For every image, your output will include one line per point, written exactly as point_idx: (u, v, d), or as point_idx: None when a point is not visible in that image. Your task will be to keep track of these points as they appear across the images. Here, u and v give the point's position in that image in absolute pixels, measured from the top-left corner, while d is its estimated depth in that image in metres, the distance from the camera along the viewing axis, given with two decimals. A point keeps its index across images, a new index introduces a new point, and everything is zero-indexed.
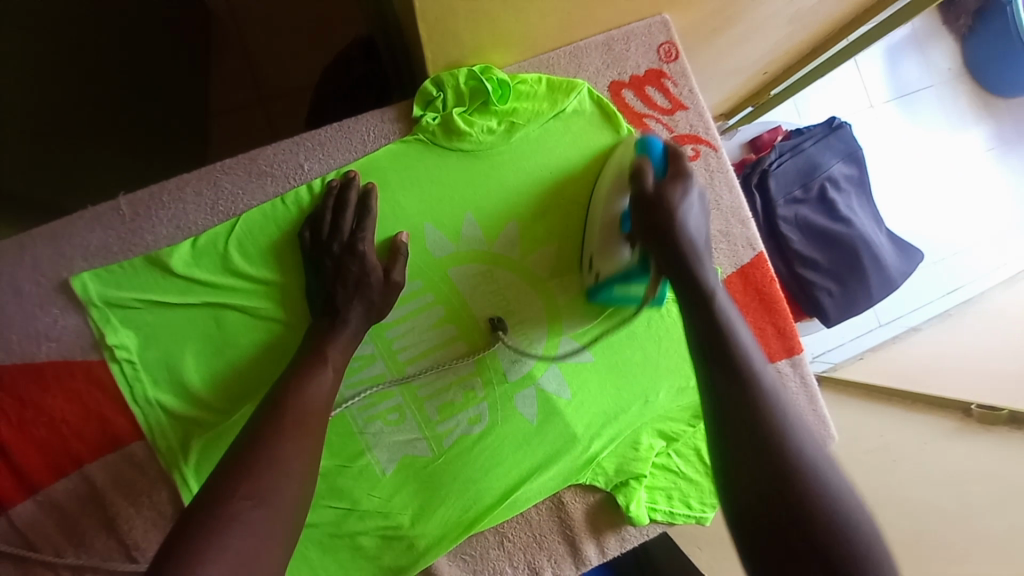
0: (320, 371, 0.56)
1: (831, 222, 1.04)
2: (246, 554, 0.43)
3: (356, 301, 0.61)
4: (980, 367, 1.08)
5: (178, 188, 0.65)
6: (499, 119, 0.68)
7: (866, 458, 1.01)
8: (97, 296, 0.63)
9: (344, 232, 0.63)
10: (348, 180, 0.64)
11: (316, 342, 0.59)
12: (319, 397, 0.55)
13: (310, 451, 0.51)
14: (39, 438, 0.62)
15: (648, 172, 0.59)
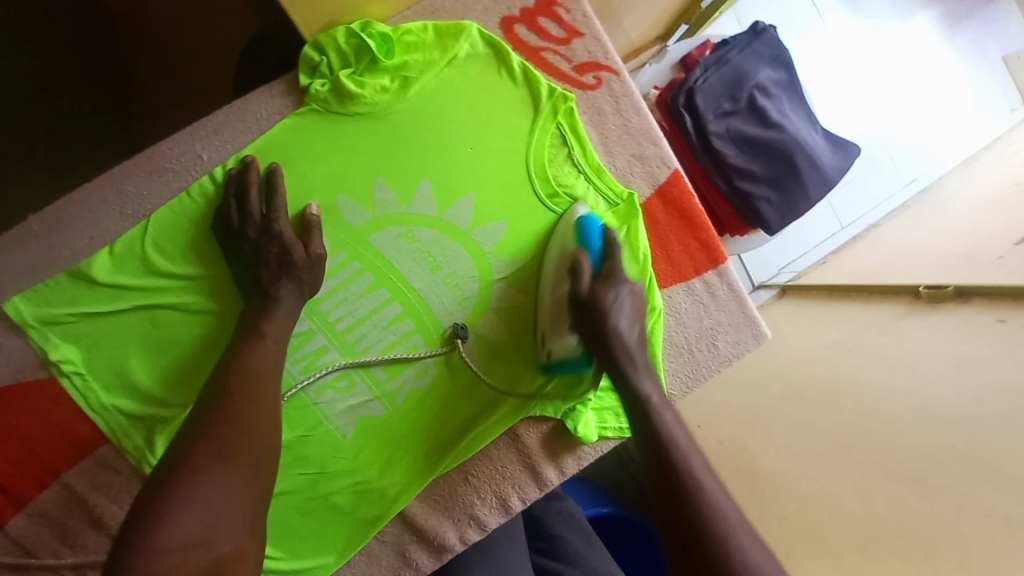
0: (258, 346, 0.60)
1: (764, 130, 1.04)
2: (212, 504, 0.48)
3: (284, 279, 0.64)
4: (929, 253, 1.15)
5: (84, 199, 0.65)
6: (391, 76, 0.67)
7: (827, 354, 1.02)
8: (32, 317, 0.64)
9: (255, 215, 0.64)
10: (247, 165, 0.64)
11: (253, 321, 0.62)
12: (268, 370, 0.60)
13: (266, 419, 0.57)
14: (12, 457, 0.65)
15: (583, 275, 0.67)
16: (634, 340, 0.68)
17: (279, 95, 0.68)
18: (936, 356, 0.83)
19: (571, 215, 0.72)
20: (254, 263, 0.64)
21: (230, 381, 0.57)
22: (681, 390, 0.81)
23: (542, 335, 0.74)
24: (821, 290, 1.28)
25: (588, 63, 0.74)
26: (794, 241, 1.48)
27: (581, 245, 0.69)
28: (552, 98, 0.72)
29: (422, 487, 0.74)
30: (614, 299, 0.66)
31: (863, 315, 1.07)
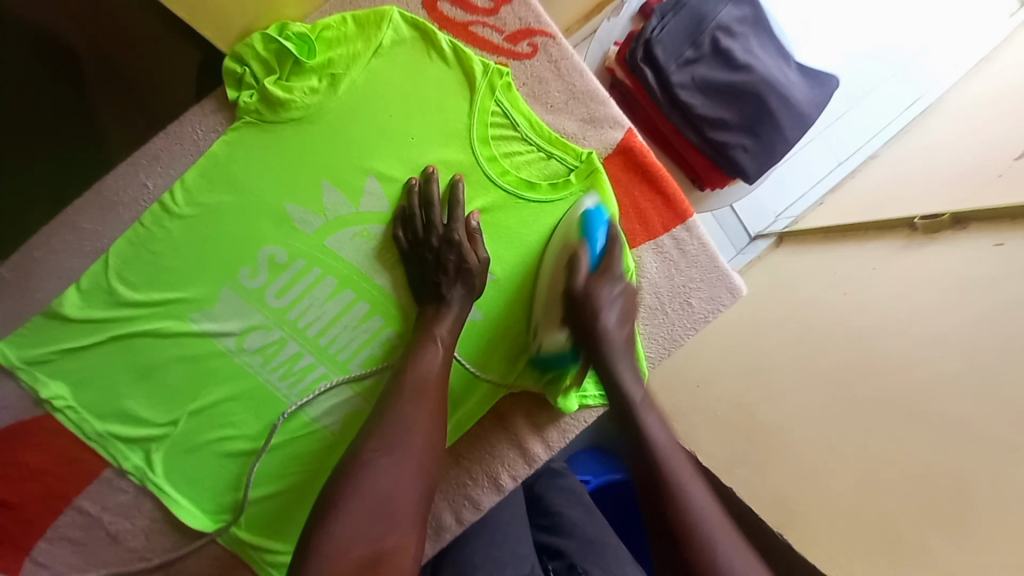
0: (431, 348, 0.66)
1: (731, 74, 0.99)
2: (379, 492, 0.55)
3: (458, 284, 0.69)
4: (934, 176, 1.06)
5: (43, 243, 0.67)
6: (318, 76, 0.66)
7: (822, 295, 0.98)
8: (18, 359, 0.67)
9: (439, 225, 0.69)
10: (429, 175, 0.69)
11: (425, 323, 0.68)
12: (432, 368, 0.65)
13: (428, 411, 0.62)
14: (24, 491, 0.70)
15: (580, 269, 0.69)
16: (622, 335, 0.70)
17: (211, 112, 0.68)
18: (931, 282, 0.81)
19: (579, 206, 0.72)
20: (437, 270, 0.69)
21: (404, 382, 0.64)
22: (660, 350, 0.81)
23: (533, 327, 0.76)
24: (816, 233, 1.23)
25: (520, 32, 0.71)
26: (788, 185, 1.41)
27: (584, 237, 0.70)
28: (487, 74, 0.70)
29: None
30: (610, 294, 0.69)
31: (855, 255, 1.01)
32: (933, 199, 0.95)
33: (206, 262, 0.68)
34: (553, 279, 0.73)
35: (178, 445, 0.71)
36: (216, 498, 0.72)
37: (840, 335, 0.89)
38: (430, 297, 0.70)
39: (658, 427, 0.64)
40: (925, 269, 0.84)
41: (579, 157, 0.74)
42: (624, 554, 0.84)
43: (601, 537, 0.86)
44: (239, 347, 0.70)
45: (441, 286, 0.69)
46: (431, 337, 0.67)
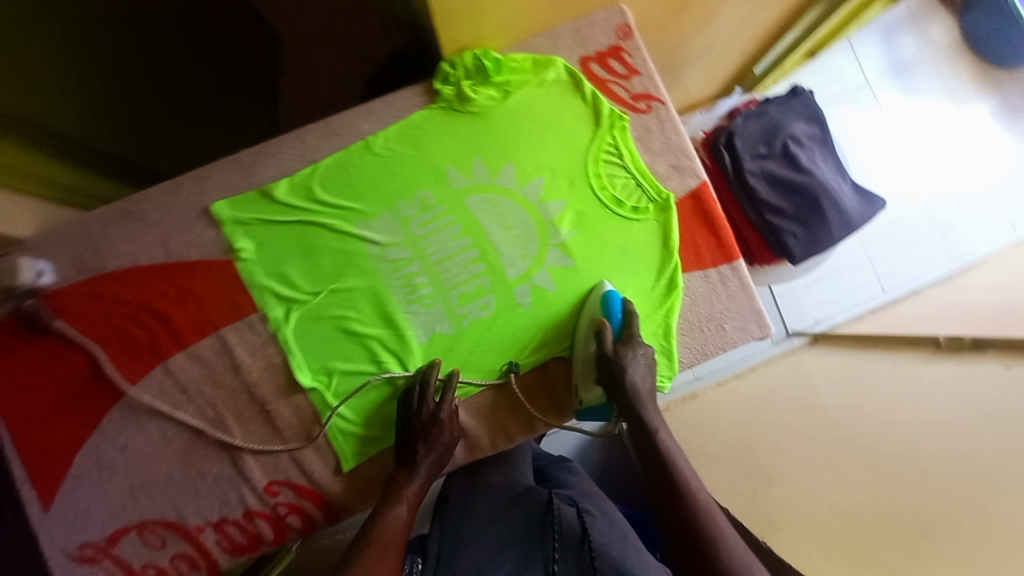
0: (398, 508, 0.84)
1: (795, 173, 1.22)
2: None
3: (426, 457, 0.87)
4: (970, 312, 1.22)
5: (278, 145, 0.95)
6: (497, 88, 0.95)
7: (848, 390, 1.16)
8: (229, 216, 0.93)
9: (429, 408, 0.86)
10: (431, 369, 0.88)
11: (395, 485, 0.86)
12: (397, 524, 0.83)
13: (388, 567, 0.79)
14: (191, 310, 0.93)
15: (607, 338, 0.85)
16: (646, 390, 0.85)
17: (418, 92, 0.97)
18: (946, 401, 0.99)
19: (600, 289, 0.92)
20: (418, 437, 0.86)
21: (370, 543, 0.80)
22: (691, 361, 0.96)
23: (575, 387, 0.93)
24: (850, 339, 1.42)
25: (641, 95, 0.98)
26: (831, 300, 1.59)
27: (605, 314, 0.88)
28: (612, 117, 0.96)
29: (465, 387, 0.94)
30: (632, 354, 0.85)
31: (885, 359, 1.17)
32: (964, 326, 1.12)
33: (380, 189, 0.94)
34: (584, 347, 0.92)
35: (309, 312, 0.93)
36: (320, 361, 0.93)
37: (855, 413, 1.06)
38: (400, 483, 0.86)
39: (668, 438, 0.83)
40: (939, 388, 1.02)
41: (661, 192, 0.95)
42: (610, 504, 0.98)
43: (593, 488, 1.01)
44: (379, 253, 0.94)
45: (416, 455, 0.86)
46: (399, 498, 0.85)
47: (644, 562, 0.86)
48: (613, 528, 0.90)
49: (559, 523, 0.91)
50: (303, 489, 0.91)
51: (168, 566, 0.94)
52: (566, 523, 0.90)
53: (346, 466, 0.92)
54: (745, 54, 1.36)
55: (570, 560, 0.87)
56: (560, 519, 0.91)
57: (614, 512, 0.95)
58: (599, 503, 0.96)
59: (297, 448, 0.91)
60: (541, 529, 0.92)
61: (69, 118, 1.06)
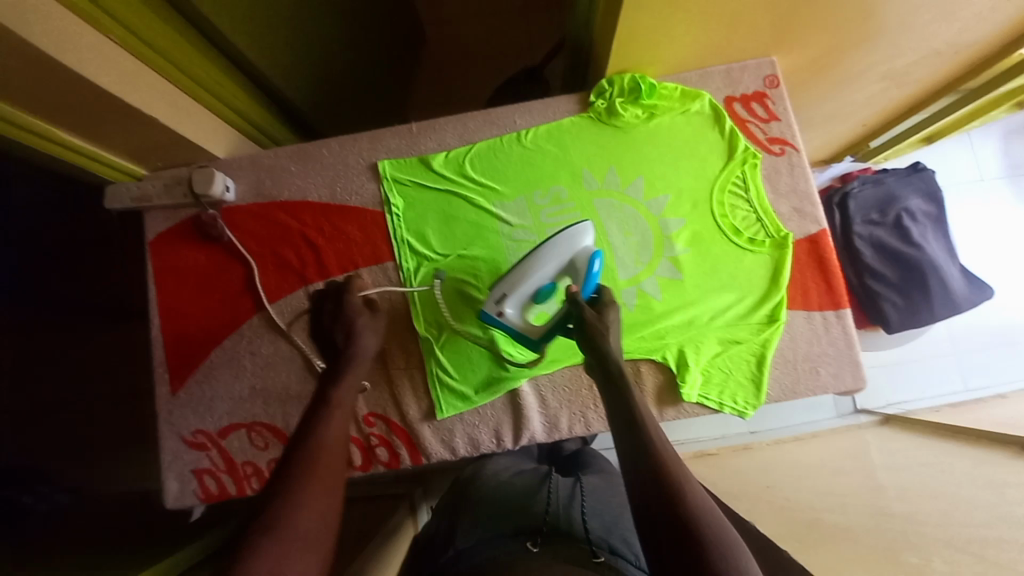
0: (328, 413, 0.73)
1: (905, 245, 1.23)
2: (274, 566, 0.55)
3: (332, 348, 0.87)
4: None
5: (442, 124, 1.09)
6: (644, 110, 1.05)
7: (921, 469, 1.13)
8: (389, 175, 1.08)
9: (326, 306, 0.91)
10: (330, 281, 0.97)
11: (328, 383, 0.78)
12: (332, 430, 0.71)
13: (322, 489, 0.63)
14: (339, 247, 1.07)
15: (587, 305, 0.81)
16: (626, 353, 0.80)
17: (572, 101, 1.08)
18: None
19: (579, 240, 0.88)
20: (341, 330, 0.87)
21: (300, 447, 0.68)
22: (778, 395, 0.98)
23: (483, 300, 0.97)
24: (925, 425, 1.38)
25: (777, 139, 1.04)
26: (906, 384, 1.58)
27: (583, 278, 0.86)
28: (744, 153, 1.02)
29: (558, 368, 1.00)
30: (614, 317, 0.81)
31: (963, 453, 1.16)
32: None
33: (521, 177, 1.06)
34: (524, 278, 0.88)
35: (436, 270, 1.04)
36: (435, 315, 1.03)
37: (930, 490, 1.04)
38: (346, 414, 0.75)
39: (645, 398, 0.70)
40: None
41: (779, 230, 1.00)
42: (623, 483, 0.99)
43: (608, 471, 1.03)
44: (508, 232, 1.04)
45: (335, 345, 0.86)
46: (331, 404, 0.74)
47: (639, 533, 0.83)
48: (608, 502, 0.88)
49: (554, 488, 0.90)
50: (396, 426, 1.01)
51: (263, 467, 1.06)
52: (562, 489, 0.90)
53: (439, 415, 1.00)
54: (869, 126, 1.41)
55: (562, 514, 0.81)
56: (555, 485, 0.91)
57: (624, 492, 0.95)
58: (602, 482, 0.95)
59: (398, 385, 1.02)
60: (535, 492, 0.90)
61: (285, 79, 1.26)
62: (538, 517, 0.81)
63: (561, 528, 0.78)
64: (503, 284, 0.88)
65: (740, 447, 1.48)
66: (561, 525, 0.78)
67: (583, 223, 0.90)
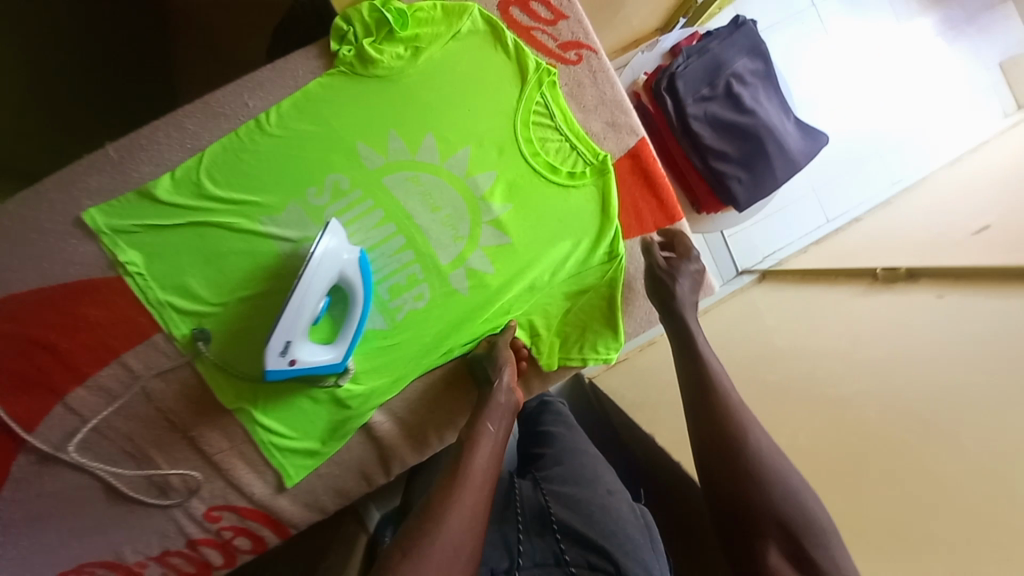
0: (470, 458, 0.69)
1: (739, 115, 1.16)
2: None
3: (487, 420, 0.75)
4: (904, 240, 1.25)
5: (152, 133, 0.80)
6: (405, 46, 0.81)
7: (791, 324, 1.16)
8: (104, 225, 0.79)
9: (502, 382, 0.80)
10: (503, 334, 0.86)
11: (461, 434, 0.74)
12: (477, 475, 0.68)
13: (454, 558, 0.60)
14: (83, 338, 0.81)
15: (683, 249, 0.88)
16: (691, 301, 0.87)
17: (313, 56, 0.82)
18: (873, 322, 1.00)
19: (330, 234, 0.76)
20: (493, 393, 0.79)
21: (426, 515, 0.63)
22: (635, 330, 0.95)
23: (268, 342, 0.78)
24: (795, 274, 1.43)
25: (570, 43, 0.87)
26: (777, 233, 1.63)
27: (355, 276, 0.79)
28: (538, 71, 0.85)
29: (407, 383, 0.88)
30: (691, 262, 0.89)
31: (829, 294, 1.20)
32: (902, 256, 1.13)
33: (283, 175, 0.81)
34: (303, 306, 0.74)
35: (218, 325, 0.82)
36: (242, 379, 0.83)
37: (800, 352, 1.05)
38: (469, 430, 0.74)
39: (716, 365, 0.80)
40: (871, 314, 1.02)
41: (597, 154, 0.88)
42: (592, 458, 0.97)
43: (571, 447, 1.00)
44: (292, 250, 0.83)
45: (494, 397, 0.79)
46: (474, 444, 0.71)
47: (613, 522, 0.84)
48: (582, 479, 0.91)
49: (522, 505, 0.91)
50: (246, 512, 0.87)
51: None
52: (530, 501, 0.91)
53: (290, 482, 0.87)
54: None
55: (536, 540, 0.85)
56: (522, 499, 0.92)
57: (600, 474, 0.93)
58: (569, 468, 0.94)
59: (232, 468, 0.85)
60: (501, 512, 0.92)
61: None
62: (511, 554, 0.84)
63: (539, 558, 0.83)
64: (281, 331, 0.73)
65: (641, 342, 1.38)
66: (539, 557, 0.83)
67: (334, 221, 0.77)
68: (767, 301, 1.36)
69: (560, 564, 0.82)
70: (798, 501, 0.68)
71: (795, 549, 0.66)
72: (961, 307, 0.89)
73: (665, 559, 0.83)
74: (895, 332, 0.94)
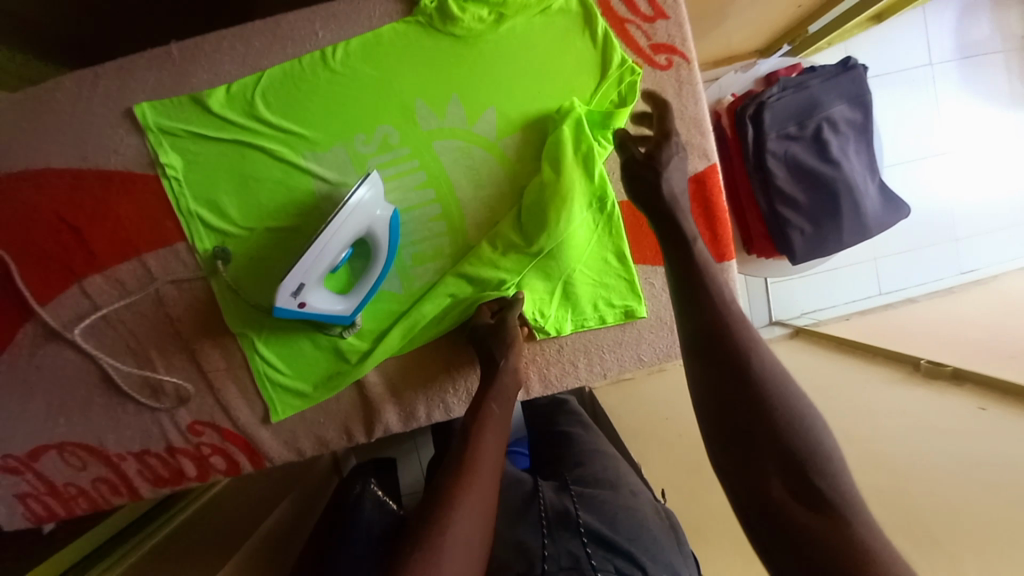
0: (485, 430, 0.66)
1: (820, 163, 1.08)
2: None
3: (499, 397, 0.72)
4: (959, 335, 1.15)
5: (217, 42, 0.78)
6: (490, 10, 0.77)
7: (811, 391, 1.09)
8: (153, 123, 0.79)
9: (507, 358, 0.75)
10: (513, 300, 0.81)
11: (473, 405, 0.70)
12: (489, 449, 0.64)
13: (478, 526, 0.57)
14: (110, 229, 0.82)
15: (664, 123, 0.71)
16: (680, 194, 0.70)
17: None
18: (902, 417, 0.91)
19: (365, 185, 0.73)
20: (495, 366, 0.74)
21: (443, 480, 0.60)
22: (651, 359, 0.90)
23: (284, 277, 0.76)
24: (830, 339, 1.35)
25: (663, 46, 0.79)
26: (822, 291, 1.55)
27: (383, 232, 0.77)
28: (621, 68, 0.78)
29: (408, 351, 0.87)
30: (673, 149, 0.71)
31: (860, 372, 1.13)
32: (952, 352, 1.04)
33: (336, 115, 0.79)
34: (323, 252, 0.72)
35: (240, 247, 0.82)
36: (250, 306, 0.83)
37: None
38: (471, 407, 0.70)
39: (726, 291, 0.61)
40: (902, 406, 0.94)
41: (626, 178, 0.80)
42: (615, 462, 0.94)
43: (592, 450, 0.98)
44: (327, 193, 0.81)
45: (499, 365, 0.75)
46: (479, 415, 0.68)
47: (640, 530, 0.79)
48: (608, 482, 0.89)
49: (546, 506, 0.83)
50: (227, 434, 0.88)
51: (89, 487, 0.93)
52: (556, 504, 0.83)
53: (274, 417, 0.87)
54: (803, 8, 1.14)
55: (563, 542, 0.77)
56: (546, 501, 0.84)
57: (622, 478, 0.90)
58: (594, 472, 0.91)
59: (222, 390, 0.86)
60: (519, 508, 0.84)
61: None
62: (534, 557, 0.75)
63: (565, 561, 0.75)
64: (297, 273, 0.72)
65: (653, 367, 1.33)
66: (565, 561, 0.75)
67: (374, 173, 0.75)
68: (795, 360, 1.29)
69: (586, 567, 0.73)
70: (823, 445, 0.51)
71: (802, 484, 0.50)
72: (1002, 427, 0.81)
73: (692, 560, 0.80)
74: (922, 432, 0.86)
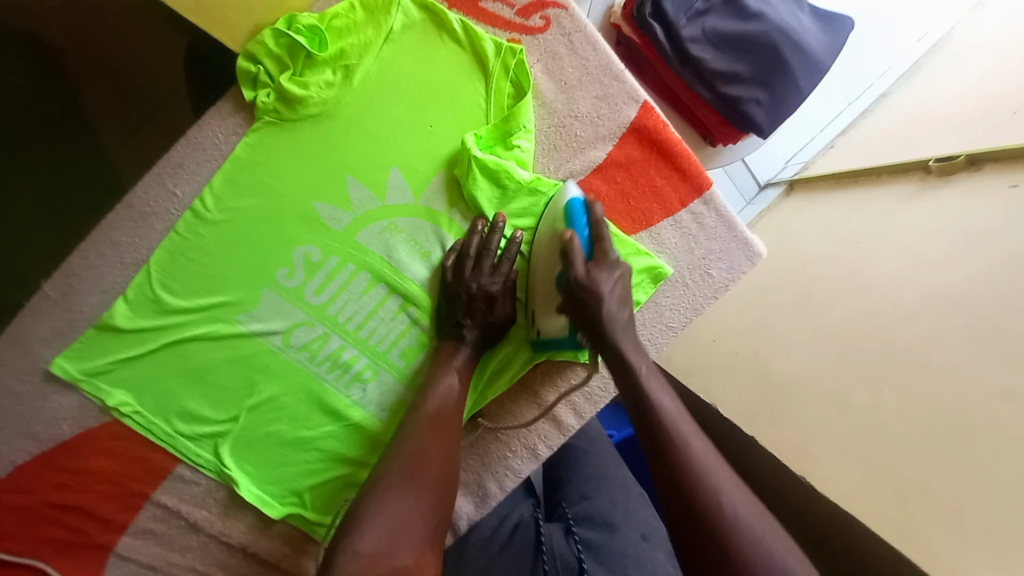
0: (448, 378, 0.69)
1: (742, 24, 0.96)
2: (400, 519, 0.55)
3: (475, 326, 0.70)
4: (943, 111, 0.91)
5: (84, 258, 0.70)
6: (332, 68, 0.66)
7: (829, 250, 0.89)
8: (78, 372, 0.71)
9: (465, 273, 0.70)
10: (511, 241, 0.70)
11: (442, 356, 0.71)
12: (450, 398, 0.67)
13: (446, 442, 0.63)
14: (105, 490, 0.74)
15: (576, 258, 0.63)
16: (622, 318, 0.65)
17: (229, 113, 0.69)
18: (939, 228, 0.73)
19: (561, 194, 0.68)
20: (460, 312, 0.70)
21: (422, 412, 0.66)
22: (684, 321, 0.80)
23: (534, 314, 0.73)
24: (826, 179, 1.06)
25: (531, 5, 0.72)
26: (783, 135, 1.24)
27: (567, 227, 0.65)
28: (500, 56, 0.69)
29: None
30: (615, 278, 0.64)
31: (866, 208, 0.89)
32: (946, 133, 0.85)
33: (245, 265, 0.70)
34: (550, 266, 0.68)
35: (239, 437, 0.75)
36: (282, 485, 0.76)
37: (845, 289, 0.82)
38: (449, 333, 0.71)
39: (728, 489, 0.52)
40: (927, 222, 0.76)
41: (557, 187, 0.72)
42: (623, 488, 0.84)
43: (599, 475, 0.86)
44: (283, 344, 0.73)
45: (462, 326, 0.70)
46: (447, 370, 0.69)
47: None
48: (614, 517, 0.78)
49: (550, 555, 0.72)
50: None
51: None
52: (559, 550, 0.73)
53: None
54: None
55: None
56: (551, 550, 0.73)
57: (632, 516, 0.79)
58: (601, 505, 0.80)
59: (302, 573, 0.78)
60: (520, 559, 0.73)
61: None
62: None
63: None
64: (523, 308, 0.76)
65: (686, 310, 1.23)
66: None
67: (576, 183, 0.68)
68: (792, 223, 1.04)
69: None
70: None
71: None
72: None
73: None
74: (968, 242, 0.68)
